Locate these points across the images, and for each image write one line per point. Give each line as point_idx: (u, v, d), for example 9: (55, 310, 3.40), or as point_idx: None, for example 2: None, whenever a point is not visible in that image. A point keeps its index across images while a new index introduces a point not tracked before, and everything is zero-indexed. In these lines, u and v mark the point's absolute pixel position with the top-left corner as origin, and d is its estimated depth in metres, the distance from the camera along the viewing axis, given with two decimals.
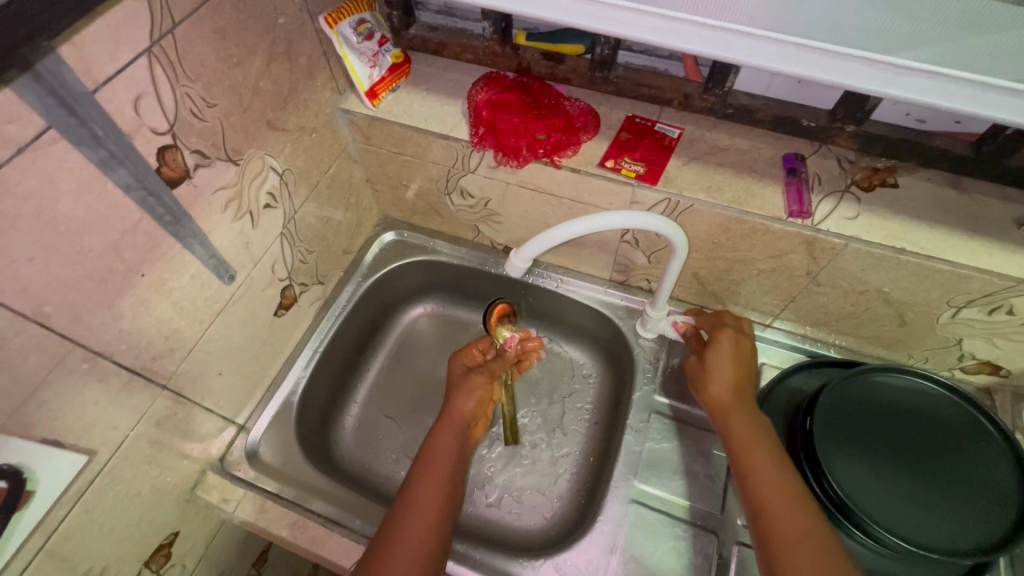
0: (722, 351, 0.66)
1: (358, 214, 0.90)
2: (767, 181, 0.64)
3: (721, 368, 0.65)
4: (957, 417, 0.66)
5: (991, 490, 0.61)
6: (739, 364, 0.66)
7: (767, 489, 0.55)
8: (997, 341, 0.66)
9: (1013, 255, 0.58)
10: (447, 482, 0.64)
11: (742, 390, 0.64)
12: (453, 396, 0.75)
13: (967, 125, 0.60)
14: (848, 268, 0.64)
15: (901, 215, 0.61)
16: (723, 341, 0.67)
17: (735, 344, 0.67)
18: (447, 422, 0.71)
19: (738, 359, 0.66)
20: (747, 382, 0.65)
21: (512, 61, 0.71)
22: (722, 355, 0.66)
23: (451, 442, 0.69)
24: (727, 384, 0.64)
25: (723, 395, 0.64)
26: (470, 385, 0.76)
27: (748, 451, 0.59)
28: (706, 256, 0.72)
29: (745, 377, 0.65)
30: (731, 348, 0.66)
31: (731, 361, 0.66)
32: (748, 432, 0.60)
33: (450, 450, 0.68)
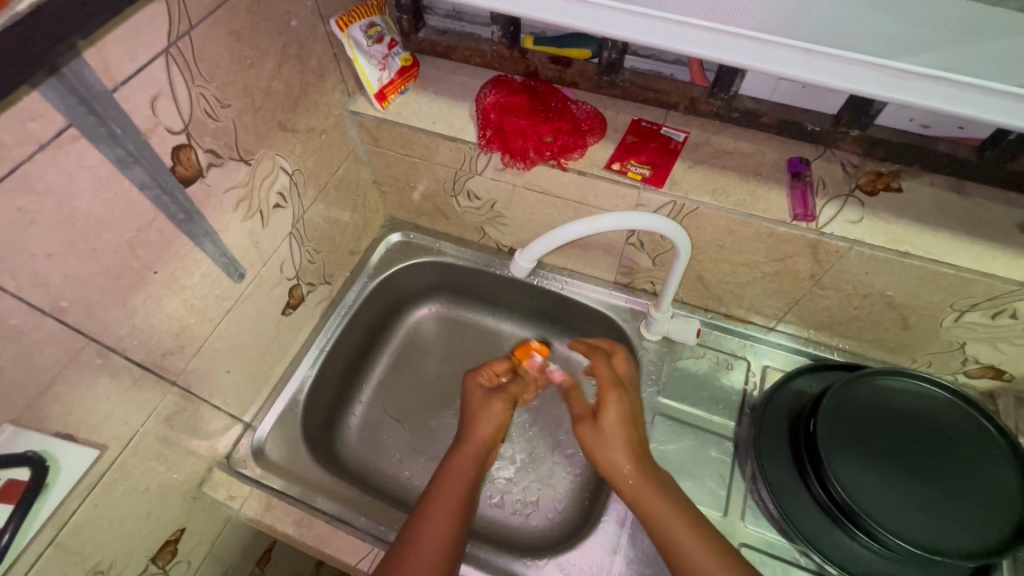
0: (607, 417, 0.65)
1: (365, 215, 0.91)
2: (772, 185, 0.65)
3: (612, 437, 0.64)
4: (961, 419, 0.66)
5: (994, 493, 0.62)
6: (628, 427, 0.65)
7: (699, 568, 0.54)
8: (1001, 345, 0.66)
9: (1015, 259, 0.58)
10: (458, 508, 0.63)
11: (638, 454, 0.63)
12: (473, 418, 0.73)
13: (969, 130, 0.61)
14: (852, 271, 0.64)
15: (905, 219, 0.61)
16: (609, 405, 0.66)
17: (621, 404, 0.66)
18: (467, 446, 0.70)
19: (625, 418, 0.65)
20: (639, 442, 0.65)
21: (520, 65, 0.72)
22: (611, 423, 0.65)
23: (467, 466, 0.68)
24: (625, 456, 0.63)
25: (625, 465, 0.62)
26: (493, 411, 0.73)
27: (668, 530, 0.58)
28: (711, 258, 0.73)
29: (637, 439, 0.65)
30: (616, 408, 0.65)
31: (612, 428, 0.64)
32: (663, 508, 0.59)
33: (465, 475, 0.67)
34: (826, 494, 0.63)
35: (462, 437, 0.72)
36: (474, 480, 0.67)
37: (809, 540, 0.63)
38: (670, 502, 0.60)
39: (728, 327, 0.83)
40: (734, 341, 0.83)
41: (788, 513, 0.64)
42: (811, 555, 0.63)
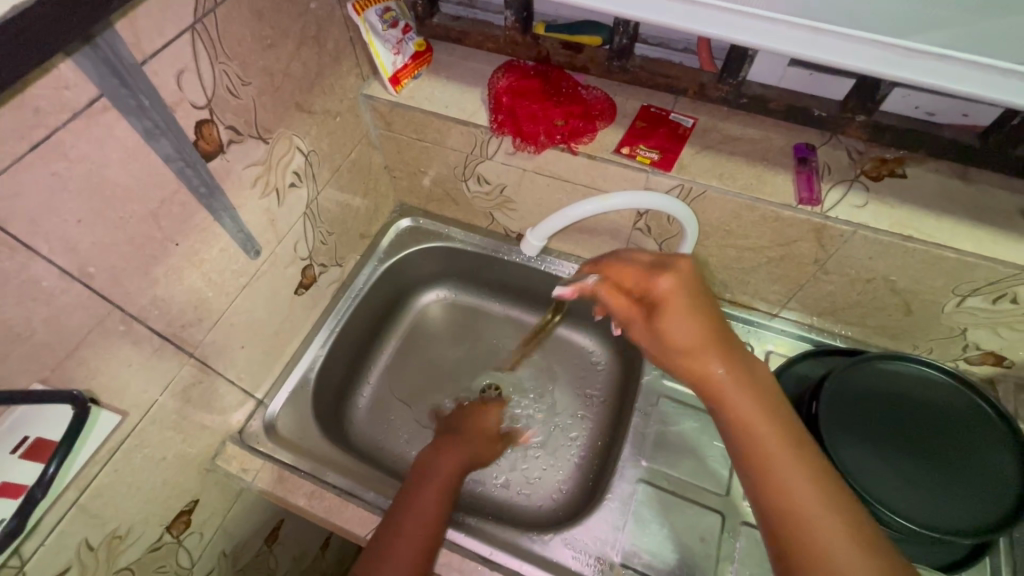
0: (670, 305, 0.50)
1: (376, 200, 0.93)
2: (778, 170, 0.66)
3: (686, 324, 0.49)
4: (961, 403, 0.67)
5: (993, 474, 0.63)
6: (704, 312, 0.50)
7: (796, 496, 0.45)
8: (1001, 331, 0.67)
9: (1018, 243, 0.59)
10: (439, 498, 0.65)
11: (723, 348, 0.49)
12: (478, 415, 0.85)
13: (973, 117, 0.62)
14: (855, 256, 0.66)
15: (909, 204, 0.63)
16: (669, 288, 0.50)
17: (686, 284, 0.51)
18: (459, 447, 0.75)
19: (696, 300, 0.50)
20: (718, 332, 0.50)
21: (533, 51, 0.73)
22: (675, 309, 0.49)
23: (455, 462, 0.71)
24: (711, 346, 0.49)
25: (711, 360, 0.49)
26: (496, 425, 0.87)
27: (765, 447, 0.46)
28: (717, 243, 0.74)
29: (713, 330, 0.50)
30: (684, 288, 0.50)
31: (679, 315, 0.49)
32: (762, 419, 0.47)
33: (449, 470, 0.70)
34: None
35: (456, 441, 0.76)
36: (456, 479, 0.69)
37: None
38: (770, 411, 0.48)
39: (732, 313, 0.85)
40: (737, 327, 0.84)
41: None
42: None
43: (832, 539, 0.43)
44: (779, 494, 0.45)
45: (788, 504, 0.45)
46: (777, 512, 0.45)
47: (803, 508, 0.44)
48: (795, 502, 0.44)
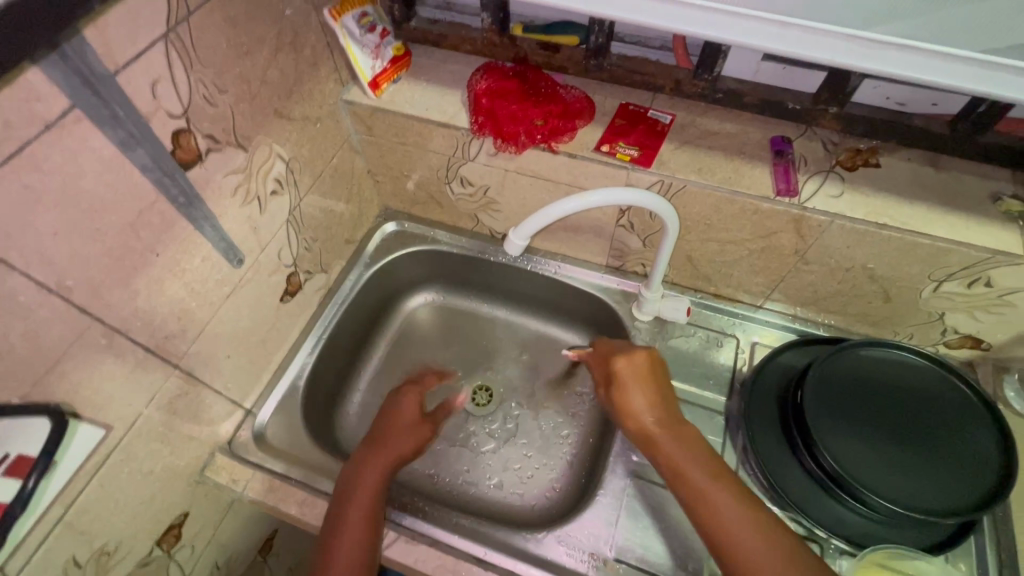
0: (626, 375, 0.67)
1: (360, 205, 0.93)
2: (755, 163, 0.67)
3: (633, 393, 0.65)
4: (943, 387, 0.69)
5: (974, 455, 0.64)
6: (651, 384, 0.66)
7: (715, 509, 0.53)
8: (978, 314, 0.68)
9: (990, 229, 0.61)
10: (371, 525, 0.63)
11: (660, 408, 0.64)
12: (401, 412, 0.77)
13: (943, 106, 0.64)
14: (834, 246, 0.67)
15: (883, 193, 0.64)
16: (625, 367, 0.68)
17: (640, 364, 0.67)
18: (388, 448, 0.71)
19: (645, 376, 0.66)
20: (658, 398, 0.65)
21: (510, 51, 0.74)
22: (629, 379, 0.66)
23: (377, 477, 0.67)
24: (646, 409, 0.63)
25: (642, 418, 0.63)
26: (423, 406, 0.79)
27: (689, 480, 0.56)
28: (700, 237, 0.75)
29: (657, 397, 0.65)
30: (637, 368, 0.67)
31: (625, 388, 0.66)
32: (684, 455, 0.58)
33: (373, 489, 0.66)
34: (815, 463, 0.65)
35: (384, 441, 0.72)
36: (383, 496, 0.66)
37: (799, 507, 0.65)
38: (692, 453, 0.58)
39: (717, 306, 0.85)
40: (723, 320, 0.85)
41: (777, 481, 0.66)
42: (802, 521, 0.65)
43: (746, 541, 0.51)
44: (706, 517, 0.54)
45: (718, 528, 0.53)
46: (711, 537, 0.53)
47: (727, 526, 0.52)
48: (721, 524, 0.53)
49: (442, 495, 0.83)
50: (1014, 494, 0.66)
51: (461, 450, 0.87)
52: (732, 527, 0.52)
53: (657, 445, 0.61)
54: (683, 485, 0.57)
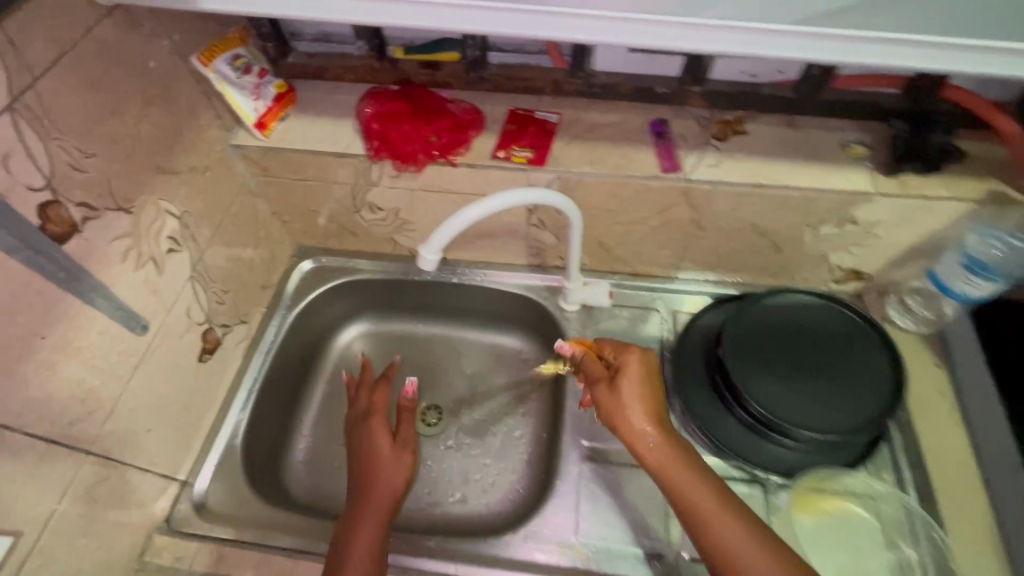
0: (628, 376, 0.64)
1: (270, 248, 0.90)
2: (639, 147, 0.72)
3: (632, 398, 0.63)
4: (837, 320, 0.76)
5: (872, 373, 0.72)
6: (649, 389, 0.64)
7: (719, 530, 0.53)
8: (854, 250, 0.76)
9: (845, 173, 0.68)
10: None
11: (659, 415, 0.63)
12: (378, 468, 0.73)
13: (787, 73, 0.71)
14: (722, 210, 0.73)
15: (755, 156, 0.70)
16: (630, 368, 0.65)
17: (643, 365, 0.66)
18: (376, 504, 0.68)
19: (646, 382, 0.65)
20: (660, 406, 0.63)
21: (393, 74, 0.76)
22: (631, 381, 0.64)
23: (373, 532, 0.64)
24: (645, 419, 0.61)
25: (645, 428, 0.61)
26: (401, 455, 0.75)
27: (689, 495, 0.56)
28: (605, 223, 0.79)
29: (656, 402, 0.63)
30: (638, 374, 0.65)
31: (631, 389, 0.63)
32: (686, 474, 0.57)
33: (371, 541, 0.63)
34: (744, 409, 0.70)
35: (369, 501, 0.68)
36: (383, 555, 0.64)
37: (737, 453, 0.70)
38: (694, 471, 0.58)
39: (636, 284, 0.89)
40: (643, 296, 0.89)
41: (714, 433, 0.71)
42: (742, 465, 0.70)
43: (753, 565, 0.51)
44: (704, 532, 0.54)
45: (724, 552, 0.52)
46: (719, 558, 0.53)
47: (722, 536, 0.53)
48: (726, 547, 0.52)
49: (405, 522, 0.82)
50: (911, 400, 0.74)
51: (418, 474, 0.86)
52: (734, 547, 0.52)
53: (661, 461, 0.58)
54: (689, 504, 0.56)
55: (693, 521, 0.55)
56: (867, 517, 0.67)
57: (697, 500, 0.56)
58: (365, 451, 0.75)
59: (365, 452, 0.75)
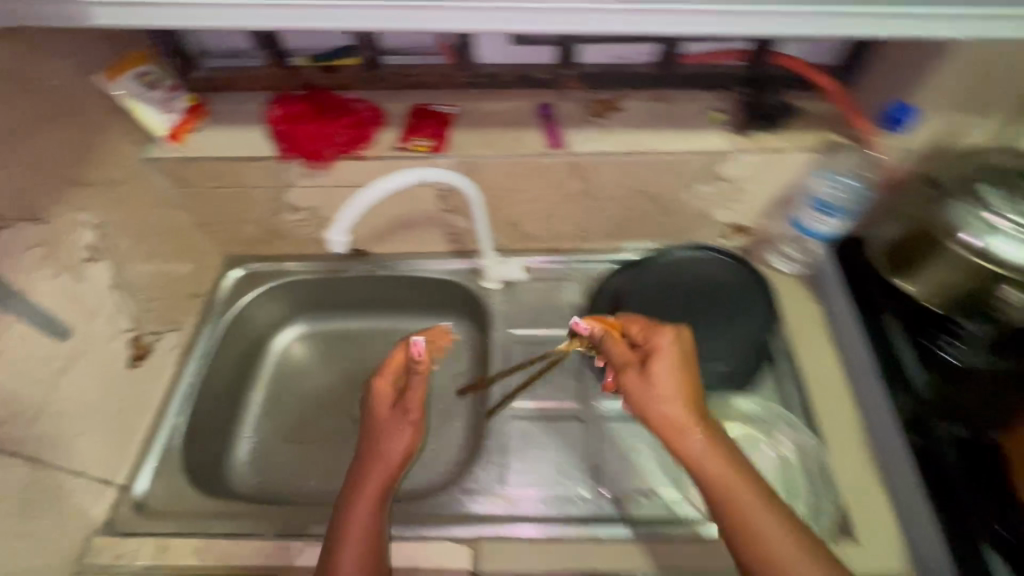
0: (658, 363, 0.57)
1: (197, 258, 0.93)
2: (529, 129, 0.80)
3: (662, 385, 0.56)
4: (721, 269, 0.86)
5: (750, 312, 0.82)
6: (684, 374, 0.57)
7: (765, 534, 0.51)
8: (730, 206, 0.85)
9: (707, 136, 0.77)
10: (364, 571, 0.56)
11: (696, 403, 0.56)
12: (377, 437, 0.64)
13: (648, 54, 0.81)
14: (608, 180, 0.81)
15: (630, 129, 0.79)
16: (662, 346, 0.58)
17: (675, 345, 0.58)
18: (371, 481, 0.61)
19: (681, 364, 0.57)
20: (697, 393, 0.57)
21: (296, 80, 0.82)
22: (667, 364, 0.57)
23: (366, 514, 0.59)
24: (683, 412, 0.55)
25: (685, 424, 0.54)
26: (400, 421, 0.64)
27: (734, 497, 0.52)
28: (510, 202, 0.86)
29: (692, 388, 0.57)
30: (673, 355, 0.57)
31: (663, 378, 0.56)
32: (731, 474, 0.53)
33: (363, 526, 0.58)
34: None
35: (364, 479, 0.61)
36: (381, 532, 0.59)
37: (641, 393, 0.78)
38: (741, 472, 0.54)
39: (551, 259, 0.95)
40: (558, 268, 0.96)
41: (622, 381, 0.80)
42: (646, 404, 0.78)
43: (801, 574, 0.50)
44: (745, 538, 0.52)
45: (768, 557, 0.51)
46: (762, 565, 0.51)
47: (770, 545, 0.51)
48: (771, 552, 0.50)
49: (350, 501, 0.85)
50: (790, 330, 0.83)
51: None
52: (778, 552, 0.50)
53: (702, 458, 0.54)
54: (735, 508, 0.52)
55: (736, 526, 0.52)
56: (756, 434, 0.76)
57: (743, 502, 0.52)
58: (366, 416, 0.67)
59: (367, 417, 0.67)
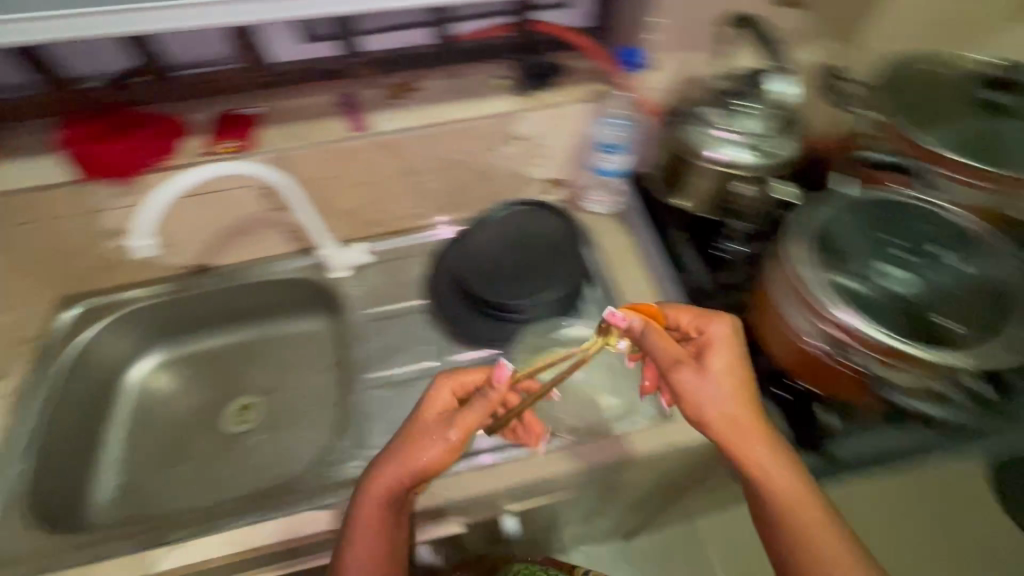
0: (712, 358, 0.62)
1: (19, 303, 0.88)
2: (333, 116, 0.85)
3: (715, 357, 0.62)
4: (538, 219, 0.94)
5: (566, 251, 0.91)
6: (738, 362, 0.62)
7: (832, 568, 0.56)
8: (539, 162, 0.95)
9: (494, 101, 0.87)
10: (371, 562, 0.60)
11: (764, 421, 0.61)
12: (426, 430, 0.62)
13: (429, 34, 0.89)
14: (418, 153, 0.88)
15: (427, 104, 0.86)
16: (713, 337, 0.64)
17: (728, 339, 0.64)
18: (393, 471, 0.60)
19: (732, 355, 0.63)
20: (759, 410, 0.61)
21: (87, 100, 0.81)
22: (716, 355, 0.62)
23: (379, 501, 0.61)
24: (742, 407, 0.60)
25: (744, 423, 0.60)
26: (451, 431, 0.60)
27: (797, 520, 0.58)
28: (336, 190, 0.90)
29: (751, 392, 0.61)
30: (723, 345, 0.63)
31: (718, 388, 0.60)
32: (775, 468, 0.59)
33: (375, 516, 0.60)
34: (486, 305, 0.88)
35: (401, 469, 0.60)
36: (393, 521, 0.61)
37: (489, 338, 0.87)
38: (817, 500, 0.58)
39: (395, 240, 1.01)
40: (403, 247, 1.01)
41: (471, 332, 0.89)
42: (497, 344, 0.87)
43: None
44: (787, 523, 0.58)
45: None
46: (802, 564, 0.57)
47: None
48: None
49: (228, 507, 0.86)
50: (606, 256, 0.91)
51: (240, 467, 0.91)
52: None
53: (773, 477, 0.59)
54: (796, 514, 0.58)
55: (782, 508, 0.58)
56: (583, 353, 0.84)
57: (809, 526, 0.57)
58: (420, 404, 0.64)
59: (416, 421, 0.63)
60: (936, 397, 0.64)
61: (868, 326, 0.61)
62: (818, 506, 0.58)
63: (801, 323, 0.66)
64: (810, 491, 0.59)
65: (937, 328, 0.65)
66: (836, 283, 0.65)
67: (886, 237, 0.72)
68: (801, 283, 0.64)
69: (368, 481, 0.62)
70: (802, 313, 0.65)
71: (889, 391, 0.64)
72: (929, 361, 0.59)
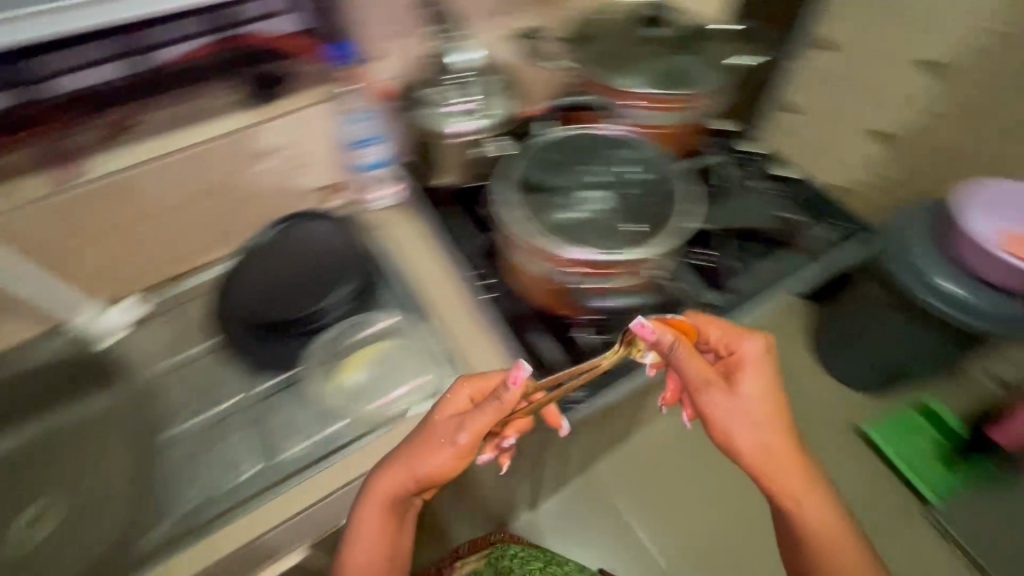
0: (744, 379, 0.72)
1: None
2: (38, 170, 0.76)
3: (749, 381, 0.72)
4: (307, 230, 0.91)
5: (343, 256, 0.88)
6: (775, 395, 0.72)
7: (832, 556, 0.69)
8: (302, 172, 0.94)
9: (226, 119, 0.84)
10: (377, 547, 0.71)
11: (795, 443, 0.71)
12: (432, 432, 0.68)
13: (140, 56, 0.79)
14: (159, 190, 0.83)
15: (153, 137, 0.81)
16: (745, 353, 0.74)
17: (762, 361, 0.74)
18: (400, 476, 0.67)
19: (774, 395, 0.72)
20: (799, 445, 0.71)
21: None
22: (747, 375, 0.72)
23: (386, 491, 0.68)
24: (796, 468, 0.70)
25: (794, 473, 0.69)
26: (462, 433, 0.67)
27: (827, 546, 0.69)
28: (73, 248, 0.81)
29: (798, 445, 0.71)
30: (763, 374, 0.73)
31: (742, 415, 0.70)
32: (806, 494, 0.70)
33: (375, 515, 0.69)
34: (277, 329, 0.86)
35: (404, 475, 0.67)
36: (389, 523, 0.70)
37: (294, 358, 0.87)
38: (852, 543, 0.70)
39: (171, 285, 0.94)
40: (182, 289, 0.94)
41: (273, 361, 0.87)
42: (303, 361, 0.87)
43: None
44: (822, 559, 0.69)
45: (826, 562, 0.69)
46: (806, 542, 0.70)
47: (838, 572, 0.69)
48: (831, 562, 0.69)
49: None
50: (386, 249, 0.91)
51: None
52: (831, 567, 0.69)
53: (816, 525, 0.69)
54: (804, 518, 0.70)
55: (802, 528, 0.70)
56: (383, 347, 0.87)
57: (829, 544, 0.69)
58: (437, 406, 0.70)
59: (439, 410, 0.70)
60: (634, 287, 0.78)
61: (567, 245, 0.72)
62: (864, 558, 0.70)
63: (524, 259, 0.77)
64: (847, 531, 0.70)
65: (626, 232, 0.77)
66: (533, 212, 0.77)
67: (586, 167, 0.85)
68: (506, 226, 0.75)
69: (375, 474, 0.69)
70: (523, 251, 0.76)
71: (592, 296, 0.78)
72: (619, 262, 0.72)
